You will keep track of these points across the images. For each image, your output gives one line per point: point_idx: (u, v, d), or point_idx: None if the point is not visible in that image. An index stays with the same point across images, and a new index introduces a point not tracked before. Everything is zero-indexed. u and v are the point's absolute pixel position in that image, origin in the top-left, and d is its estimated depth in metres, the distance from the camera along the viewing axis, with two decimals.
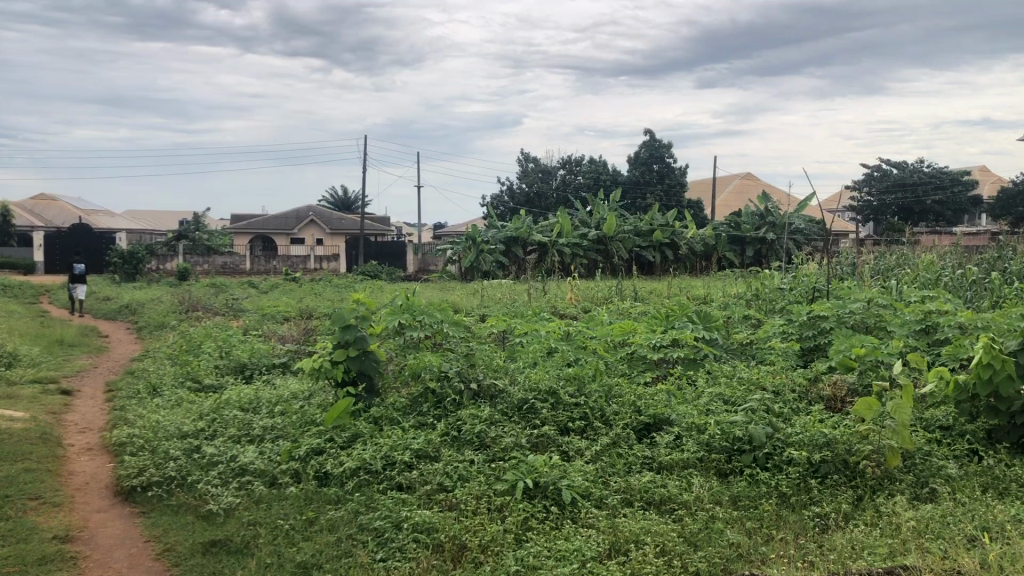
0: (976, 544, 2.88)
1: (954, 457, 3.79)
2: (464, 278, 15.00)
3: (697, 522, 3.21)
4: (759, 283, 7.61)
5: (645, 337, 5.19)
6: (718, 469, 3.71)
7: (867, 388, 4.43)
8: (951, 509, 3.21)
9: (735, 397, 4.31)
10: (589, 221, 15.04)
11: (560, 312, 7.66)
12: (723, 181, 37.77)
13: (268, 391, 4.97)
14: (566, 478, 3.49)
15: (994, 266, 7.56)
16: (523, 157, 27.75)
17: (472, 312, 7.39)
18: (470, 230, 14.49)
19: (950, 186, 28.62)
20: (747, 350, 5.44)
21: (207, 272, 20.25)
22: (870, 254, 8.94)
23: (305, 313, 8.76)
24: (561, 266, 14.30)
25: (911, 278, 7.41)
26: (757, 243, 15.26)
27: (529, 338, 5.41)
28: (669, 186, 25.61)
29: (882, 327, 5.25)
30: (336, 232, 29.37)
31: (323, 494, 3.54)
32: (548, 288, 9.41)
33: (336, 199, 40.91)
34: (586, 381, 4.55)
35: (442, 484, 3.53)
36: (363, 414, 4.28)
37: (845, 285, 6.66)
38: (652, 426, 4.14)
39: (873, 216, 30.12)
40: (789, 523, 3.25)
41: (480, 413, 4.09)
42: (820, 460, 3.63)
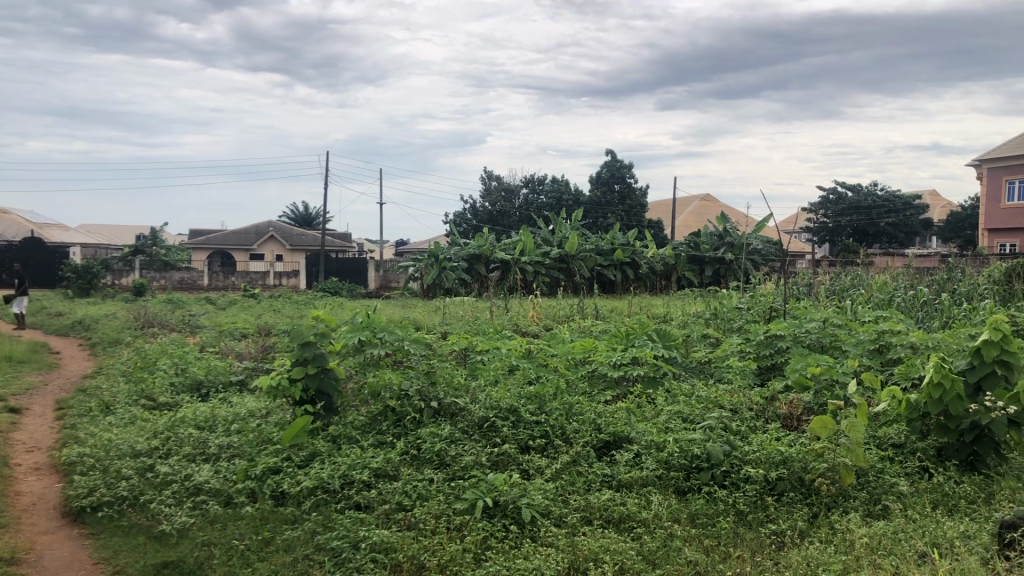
0: (926, 560, 2.94)
1: (906, 474, 3.87)
2: (427, 295, 14.93)
3: (655, 539, 3.23)
4: (718, 302, 7.71)
5: (606, 355, 5.22)
6: (676, 487, 3.74)
7: (823, 407, 4.52)
8: (902, 525, 3.27)
9: (693, 415, 4.35)
10: (552, 239, 15.12)
11: (522, 329, 7.66)
12: (683, 201, 38.28)
13: (225, 409, 4.89)
14: (526, 496, 3.49)
15: (944, 288, 7.74)
16: (486, 175, 27.84)
17: (434, 330, 7.36)
18: (432, 247, 14.43)
19: (903, 209, 29.38)
20: (706, 368, 5.50)
21: (164, 288, 19.85)
22: (826, 276, 9.10)
23: (264, 329, 8.66)
24: (523, 284, 14.35)
25: (866, 298, 7.56)
26: (716, 263, 15.46)
27: (490, 355, 5.40)
28: (630, 206, 25.87)
29: (837, 346, 5.34)
30: (296, 248, 29.10)
31: (279, 514, 3.50)
32: (510, 306, 9.43)
33: (297, 215, 40.58)
34: (547, 399, 4.55)
35: (401, 503, 3.50)
36: (321, 433, 4.24)
37: (802, 305, 6.78)
38: (612, 444, 4.16)
39: (829, 237, 30.71)
40: (746, 540, 3.29)
41: (440, 431, 4.07)
42: (776, 478, 3.68)
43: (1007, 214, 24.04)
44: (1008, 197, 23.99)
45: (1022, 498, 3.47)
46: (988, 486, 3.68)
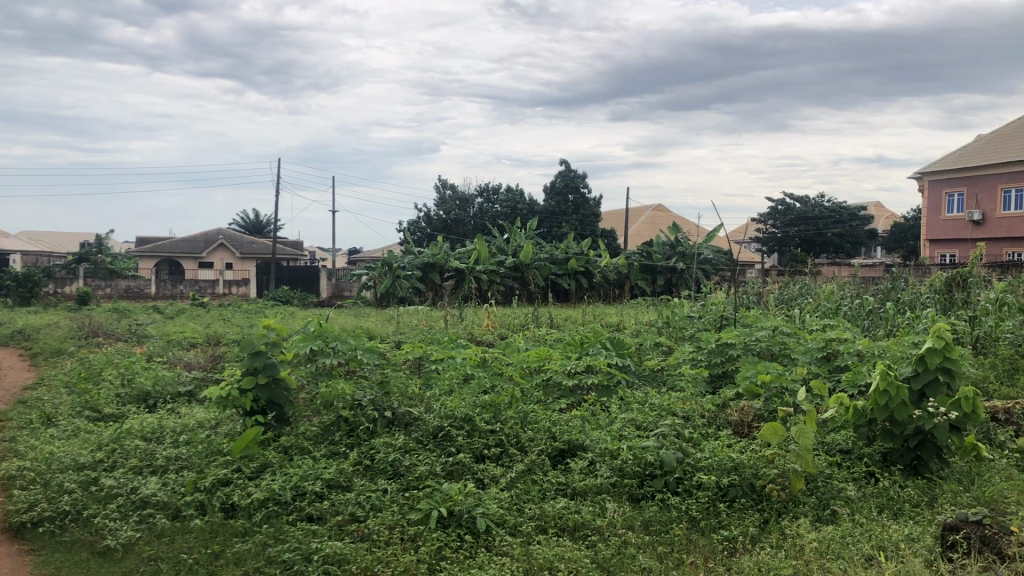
0: (873, 563, 3.01)
1: (853, 479, 3.95)
2: (380, 304, 14.82)
3: (610, 547, 3.25)
4: (670, 310, 7.80)
5: (560, 364, 5.24)
6: (631, 494, 3.76)
7: (773, 414, 4.60)
8: (850, 530, 3.34)
9: (647, 422, 4.38)
10: (506, 248, 15.14)
11: (477, 338, 7.65)
12: (636, 211, 38.69)
13: (173, 420, 4.78)
14: (481, 505, 3.48)
15: (889, 297, 7.94)
16: (440, 183, 27.80)
17: (387, 340, 7.31)
18: (386, 256, 14.32)
19: (849, 220, 30.09)
20: (659, 376, 5.56)
21: (109, 296, 19.40)
22: (774, 285, 9.27)
23: (212, 338, 8.51)
24: (478, 292, 14.35)
25: (813, 307, 7.71)
26: (668, 272, 15.66)
27: (445, 364, 5.38)
28: (584, 216, 26.06)
29: (787, 354, 5.44)
30: (246, 256, 28.66)
31: (230, 527, 3.43)
32: (464, 315, 9.41)
33: (247, 223, 40.02)
34: (502, 408, 4.55)
35: (355, 514, 3.47)
36: (273, 443, 4.17)
37: (752, 313, 6.87)
38: (567, 452, 4.17)
39: (777, 247, 31.31)
40: (699, 546, 3.32)
41: (394, 441, 4.03)
42: (728, 484, 3.74)
43: (947, 225, 24.78)
44: (947, 209, 24.74)
45: (964, 502, 3.57)
46: (931, 489, 3.78)
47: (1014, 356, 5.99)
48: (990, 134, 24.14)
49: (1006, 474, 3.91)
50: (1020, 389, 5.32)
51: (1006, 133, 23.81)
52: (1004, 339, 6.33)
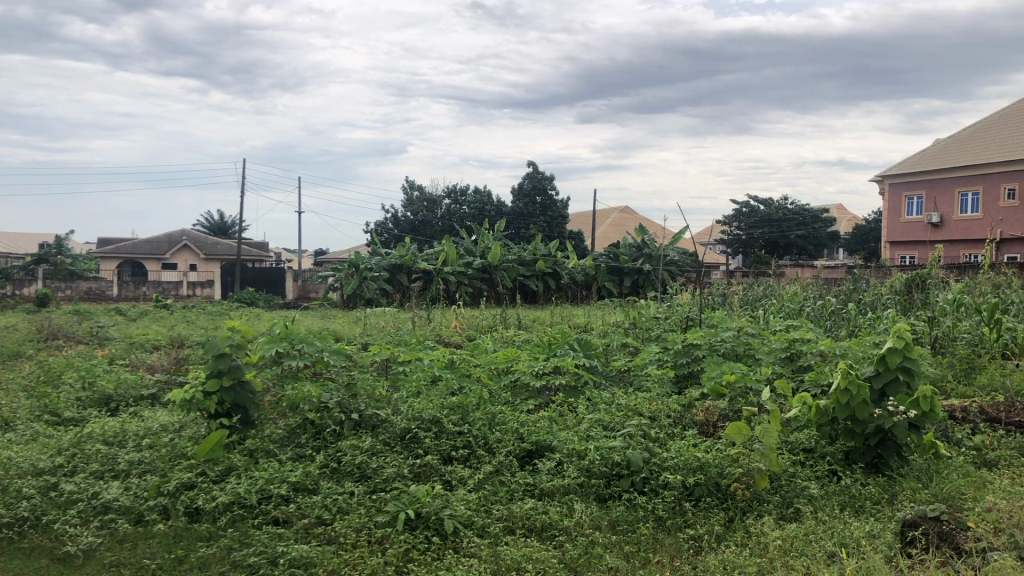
0: (835, 560, 3.06)
1: (816, 477, 4.01)
2: (347, 305, 14.72)
3: (577, 547, 3.26)
4: (636, 311, 7.85)
5: (528, 365, 5.24)
6: (598, 495, 3.79)
7: (737, 413, 4.65)
8: (813, 527, 3.39)
9: (614, 423, 4.41)
10: (474, 249, 15.14)
11: (445, 340, 7.63)
12: (603, 212, 38.89)
13: (135, 424, 4.71)
14: (449, 507, 3.47)
15: (850, 298, 8.08)
16: (407, 184, 27.71)
17: (354, 342, 7.26)
18: (352, 257, 14.20)
19: (812, 222, 30.55)
20: (626, 377, 5.60)
21: (69, 298, 18.99)
22: (739, 286, 9.38)
23: (176, 341, 8.40)
24: (446, 294, 14.34)
25: (777, 308, 7.82)
26: (635, 274, 15.77)
27: (412, 366, 5.36)
28: (552, 218, 26.15)
29: (751, 354, 5.51)
30: (211, 258, 28.31)
31: (194, 531, 3.40)
32: (432, 316, 9.38)
33: (212, 224, 39.55)
34: (470, 409, 4.54)
35: (321, 517, 3.44)
36: (238, 447, 4.12)
37: (717, 314, 6.95)
38: (534, 453, 4.19)
39: (742, 249, 31.69)
40: (665, 545, 3.35)
41: (361, 443, 4.01)
42: (694, 484, 3.77)
43: (907, 227, 25.23)
44: (907, 211, 25.18)
45: (922, 499, 3.65)
46: (891, 487, 3.85)
47: (970, 356, 6.14)
48: (949, 138, 24.62)
49: (963, 472, 4.00)
50: (976, 388, 5.45)
51: (964, 136, 24.30)
52: (961, 339, 6.48)
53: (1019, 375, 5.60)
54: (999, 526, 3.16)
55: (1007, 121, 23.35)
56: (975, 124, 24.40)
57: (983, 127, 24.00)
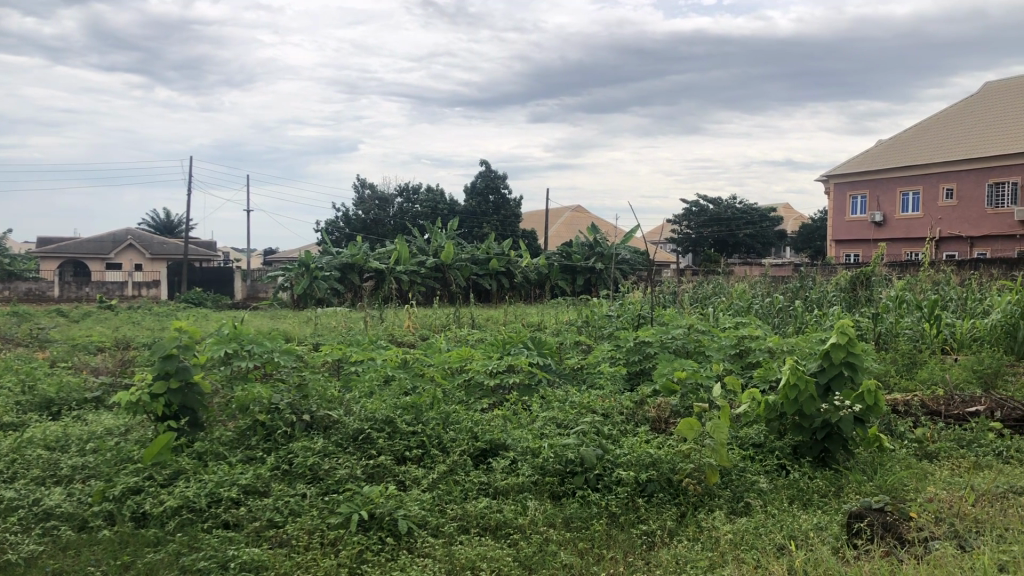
0: (784, 552, 3.12)
1: (766, 471, 4.07)
2: (297, 305, 14.48)
3: (531, 544, 3.27)
4: (589, 310, 7.89)
5: (482, 363, 5.24)
6: (552, 492, 3.80)
7: (688, 409, 4.73)
8: (763, 520, 3.45)
9: (567, 420, 4.42)
10: (427, 248, 15.08)
11: (397, 340, 7.59)
12: (555, 212, 39.06)
13: (78, 428, 4.58)
14: (403, 507, 3.45)
15: (797, 295, 8.24)
16: (359, 183, 27.51)
17: (304, 342, 7.16)
18: (303, 256, 13.96)
19: (760, 221, 31.11)
20: (579, 374, 5.64)
21: (8, 298, 18.43)
22: (689, 284, 9.50)
23: (122, 342, 8.19)
24: (398, 294, 14.24)
25: (727, 306, 7.94)
26: (587, 272, 15.87)
27: (365, 366, 5.32)
28: (505, 217, 26.19)
29: (702, 351, 5.57)
30: (157, 257, 27.71)
31: (140, 536, 3.32)
32: (384, 316, 9.30)
33: (158, 222, 38.72)
34: (424, 409, 4.52)
35: (272, 520, 3.39)
36: (186, 450, 4.04)
37: (668, 312, 7.02)
38: (488, 452, 4.19)
39: (691, 248, 32.11)
40: (619, 542, 3.38)
41: (313, 445, 3.96)
42: (646, 480, 3.81)
43: (851, 226, 25.82)
44: (852, 210, 25.78)
45: (868, 491, 3.74)
46: (838, 480, 3.94)
47: (912, 352, 6.31)
48: (890, 138, 25.25)
49: (905, 464, 4.12)
50: (918, 382, 5.61)
51: (906, 137, 24.91)
52: (903, 335, 6.67)
53: (957, 369, 5.78)
54: (940, 516, 3.26)
55: (945, 123, 24.03)
56: (916, 126, 25.07)
57: (924, 127, 24.62)
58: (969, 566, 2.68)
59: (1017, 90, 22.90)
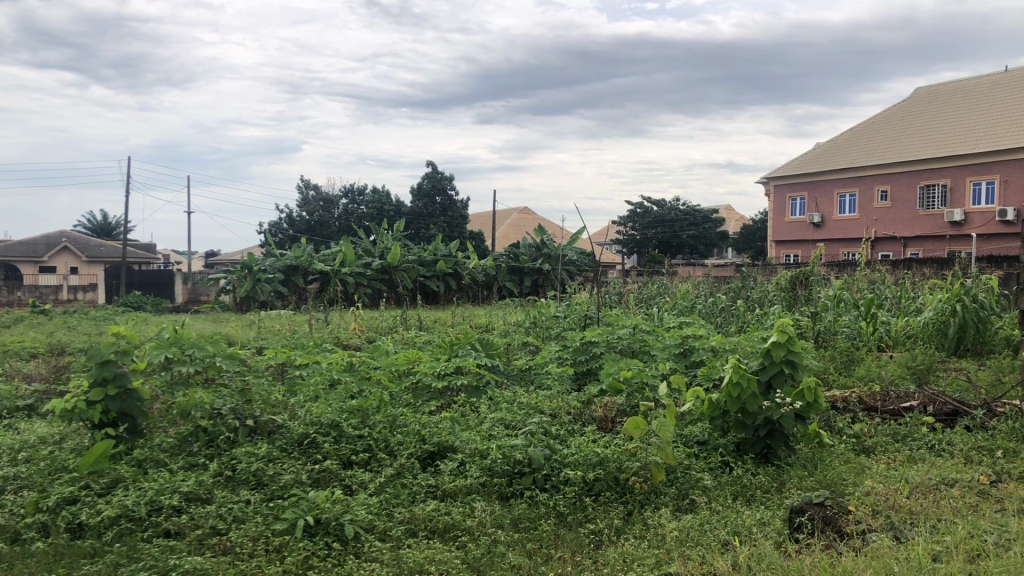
0: (728, 548, 3.17)
1: (710, 469, 4.13)
2: (239, 307, 14.18)
3: (479, 546, 3.27)
4: (536, 311, 7.93)
5: (429, 365, 5.23)
6: (500, 493, 3.81)
7: (634, 408, 4.79)
8: (708, 517, 3.50)
9: (515, 421, 4.43)
10: (373, 250, 14.95)
11: (343, 342, 7.51)
12: (502, 214, 39.12)
13: (11, 437, 4.44)
14: (349, 512, 3.42)
15: (739, 295, 8.39)
16: (303, 184, 27.21)
17: (247, 346, 7.03)
18: (246, 258, 13.70)
19: (703, 222, 31.66)
20: (526, 375, 5.64)
21: None
22: (635, 286, 9.60)
23: (56, 348, 7.95)
24: (344, 296, 14.08)
25: (671, 306, 8.05)
26: (535, 274, 15.93)
27: (309, 369, 5.25)
28: (452, 218, 26.16)
29: (647, 351, 5.63)
30: (93, 260, 26.95)
31: (76, 548, 3.24)
32: (330, 319, 9.19)
33: (95, 224, 37.62)
34: (371, 412, 4.48)
35: (215, 527, 3.33)
36: (125, 457, 3.94)
37: (614, 313, 7.09)
38: (436, 454, 4.18)
39: (636, 249, 32.45)
40: (566, 542, 3.40)
41: (257, 450, 3.89)
42: (593, 479, 3.84)
43: (791, 227, 26.42)
44: (791, 211, 26.40)
45: (809, 486, 3.83)
46: (780, 476, 4.03)
47: (850, 349, 6.48)
48: (828, 142, 25.87)
49: (844, 458, 4.24)
50: (855, 378, 5.77)
51: (843, 140, 25.55)
52: (841, 333, 6.86)
53: (892, 366, 5.95)
54: (877, 509, 3.36)
55: (881, 126, 24.73)
56: (853, 128, 25.76)
57: (860, 131, 25.27)
58: (904, 557, 2.77)
59: (950, 95, 23.68)
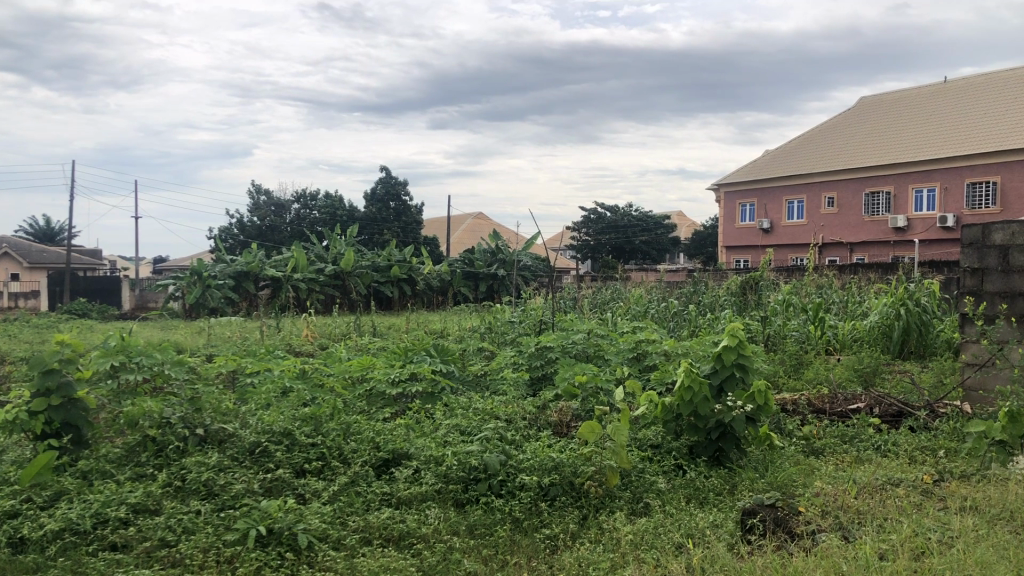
0: (682, 550, 3.21)
1: (663, 472, 4.17)
2: (188, 314, 13.88)
3: (435, 553, 3.25)
4: (492, 316, 7.93)
5: (383, 372, 5.20)
6: (456, 500, 3.80)
7: (589, 413, 4.82)
8: (661, 520, 3.53)
9: (470, 427, 4.42)
10: (326, 255, 14.81)
11: (296, 349, 7.42)
12: (457, 219, 39.09)
13: None
14: (302, 521, 3.37)
15: (692, 298, 8.50)
16: (253, 188, 26.85)
17: (197, 354, 6.89)
18: (195, 264, 13.46)
19: (654, 228, 32.06)
20: (481, 380, 5.62)
21: None
22: (589, 290, 9.66)
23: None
24: (296, 302, 13.93)
25: (624, 311, 8.14)
26: (490, 279, 15.88)
27: (261, 377, 5.17)
28: (406, 223, 26.07)
29: (601, 355, 5.69)
30: (35, 266, 26.21)
31: (18, 564, 3.14)
32: (282, 325, 9.06)
33: (37, 229, 36.68)
34: (323, 420, 4.43)
35: (164, 539, 3.25)
36: (69, 469, 3.83)
37: (569, 317, 7.14)
38: (391, 462, 4.15)
39: (590, 254, 32.56)
40: (522, 547, 3.41)
41: (207, 459, 3.82)
42: (549, 484, 3.84)
43: (741, 233, 26.87)
44: (741, 217, 26.87)
45: (760, 488, 3.89)
46: (732, 478, 4.09)
47: (799, 352, 6.62)
48: (777, 150, 26.42)
49: (794, 460, 4.31)
50: (804, 381, 5.88)
51: (791, 147, 26.09)
52: (790, 337, 6.98)
53: (839, 368, 6.09)
54: (826, 509, 3.43)
55: (828, 134, 25.33)
56: (801, 136, 26.34)
57: (807, 139, 25.85)
58: (853, 556, 2.82)
59: (893, 104, 24.34)
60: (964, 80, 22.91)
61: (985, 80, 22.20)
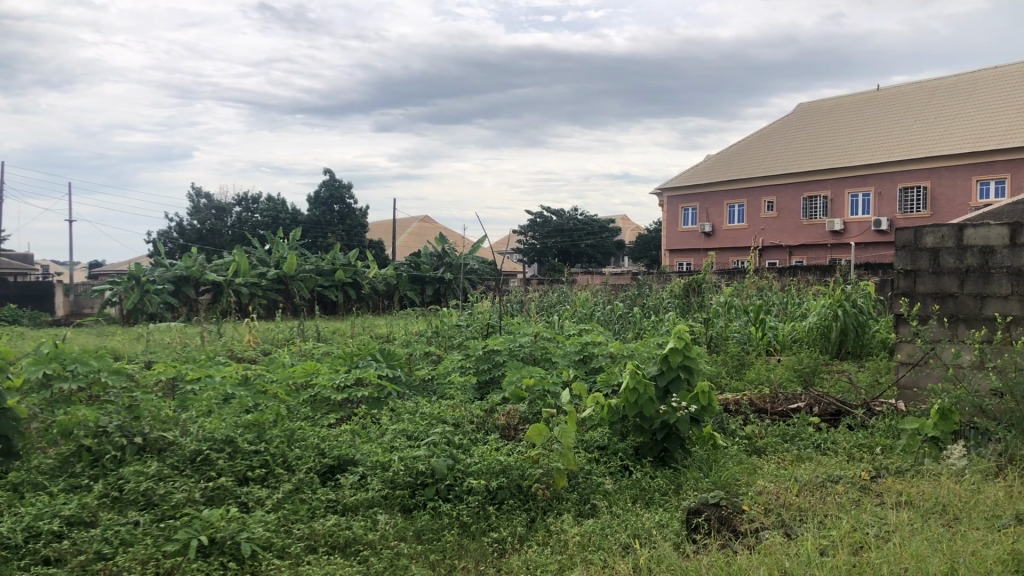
0: (629, 551, 3.24)
1: (610, 473, 4.19)
2: (124, 320, 13.48)
3: (382, 560, 3.22)
4: (438, 320, 7.90)
5: (328, 378, 5.13)
6: (403, 505, 3.77)
7: (536, 415, 4.82)
8: (609, 521, 3.55)
9: (417, 432, 4.39)
10: (268, 259, 14.58)
11: (237, 355, 7.29)
12: (403, 223, 38.90)
13: None
14: (246, 530, 3.30)
15: (636, 301, 8.61)
16: (193, 191, 26.26)
17: (135, 360, 6.73)
18: (133, 268, 13.06)
19: (599, 232, 32.32)
20: (428, 385, 5.57)
21: None
22: (535, 293, 9.70)
23: None
24: (238, 307, 13.67)
25: (570, 313, 8.20)
26: (436, 283, 15.83)
27: (202, 384, 5.06)
28: (350, 227, 25.85)
29: (548, 358, 5.71)
30: None
31: None
32: (223, 331, 8.89)
33: None
34: (266, 427, 4.35)
35: (100, 551, 3.15)
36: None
37: (515, 321, 7.18)
38: (336, 468, 4.10)
39: (536, 257, 32.91)
40: (470, 551, 3.40)
41: (146, 469, 3.72)
42: (497, 487, 3.84)
43: (684, 237, 27.29)
44: (684, 221, 27.29)
45: (704, 487, 3.95)
46: (677, 478, 4.13)
47: (741, 353, 6.73)
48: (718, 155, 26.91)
49: (737, 460, 4.38)
50: (746, 382, 5.99)
51: (732, 152, 26.58)
52: (732, 338, 7.10)
53: (780, 368, 6.23)
54: (769, 507, 3.49)
55: (768, 139, 25.88)
56: (741, 142, 26.86)
57: (747, 144, 26.38)
58: (794, 552, 2.88)
59: (829, 111, 25.01)
60: (898, 88, 23.63)
61: (918, 88, 22.93)
